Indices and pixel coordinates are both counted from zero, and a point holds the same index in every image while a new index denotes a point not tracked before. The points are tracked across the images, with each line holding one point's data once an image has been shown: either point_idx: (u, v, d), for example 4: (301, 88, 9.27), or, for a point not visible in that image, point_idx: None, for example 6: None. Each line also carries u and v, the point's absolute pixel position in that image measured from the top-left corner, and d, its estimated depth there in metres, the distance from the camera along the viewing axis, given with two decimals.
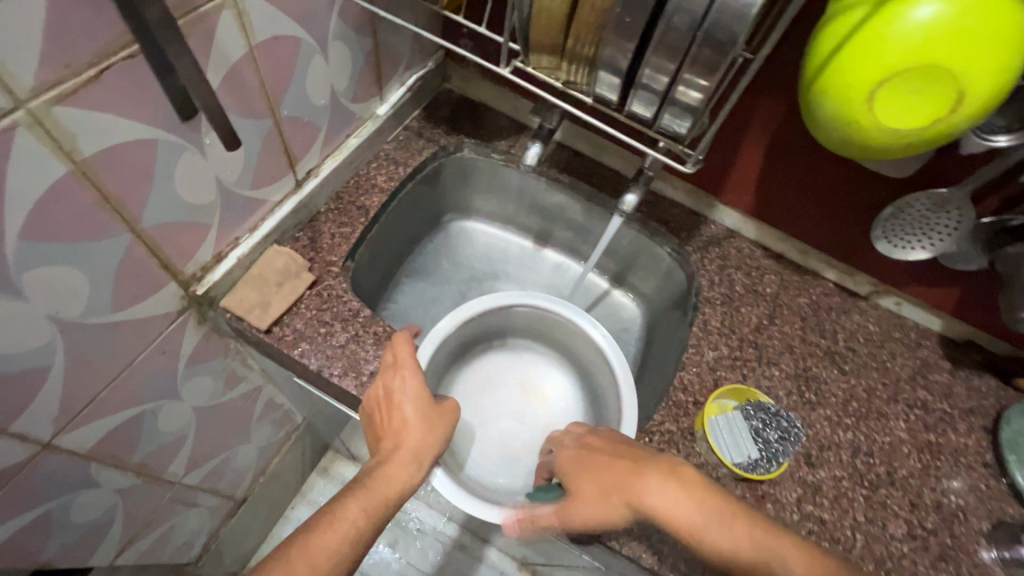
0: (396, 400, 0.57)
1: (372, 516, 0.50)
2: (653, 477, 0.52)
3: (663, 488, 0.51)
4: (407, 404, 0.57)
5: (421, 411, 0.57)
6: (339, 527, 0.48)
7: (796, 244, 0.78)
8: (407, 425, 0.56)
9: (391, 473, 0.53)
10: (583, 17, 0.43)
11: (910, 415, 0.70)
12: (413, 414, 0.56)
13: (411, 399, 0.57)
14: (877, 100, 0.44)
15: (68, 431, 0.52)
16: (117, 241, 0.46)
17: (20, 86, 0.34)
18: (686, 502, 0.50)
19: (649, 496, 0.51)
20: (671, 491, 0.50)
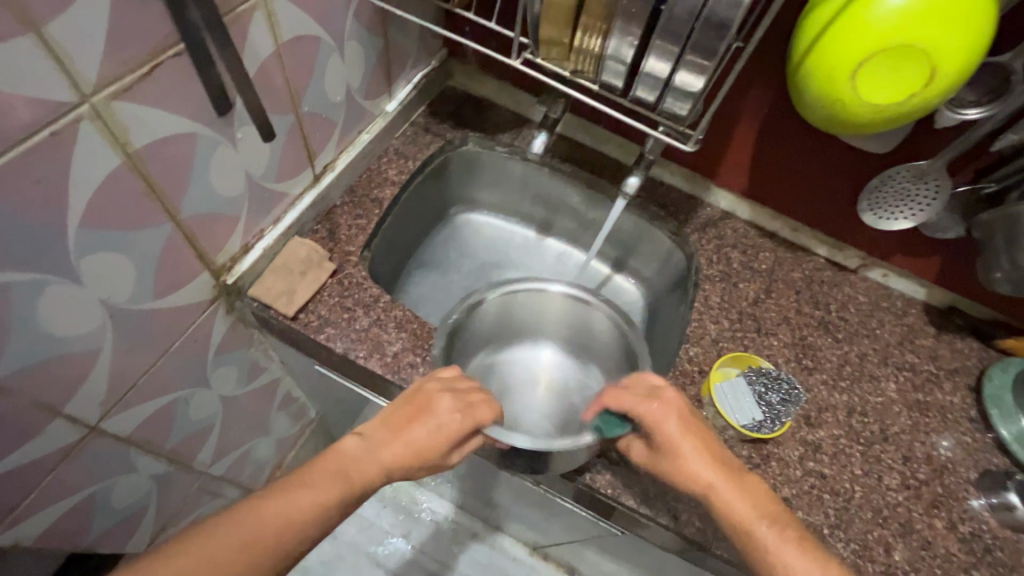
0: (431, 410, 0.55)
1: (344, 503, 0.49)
2: (730, 477, 0.53)
3: (738, 494, 0.52)
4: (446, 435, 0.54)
5: (451, 445, 0.55)
6: (302, 495, 0.47)
7: (788, 222, 0.83)
8: (428, 451, 0.53)
9: (372, 474, 0.51)
10: (591, 9, 0.47)
11: (900, 376, 0.75)
12: (444, 447, 0.54)
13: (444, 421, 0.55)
14: (859, 78, 0.48)
15: (111, 415, 0.54)
16: (160, 230, 0.49)
17: (86, 82, 0.37)
18: (752, 505, 0.52)
19: (722, 490, 0.52)
20: (745, 499, 0.52)
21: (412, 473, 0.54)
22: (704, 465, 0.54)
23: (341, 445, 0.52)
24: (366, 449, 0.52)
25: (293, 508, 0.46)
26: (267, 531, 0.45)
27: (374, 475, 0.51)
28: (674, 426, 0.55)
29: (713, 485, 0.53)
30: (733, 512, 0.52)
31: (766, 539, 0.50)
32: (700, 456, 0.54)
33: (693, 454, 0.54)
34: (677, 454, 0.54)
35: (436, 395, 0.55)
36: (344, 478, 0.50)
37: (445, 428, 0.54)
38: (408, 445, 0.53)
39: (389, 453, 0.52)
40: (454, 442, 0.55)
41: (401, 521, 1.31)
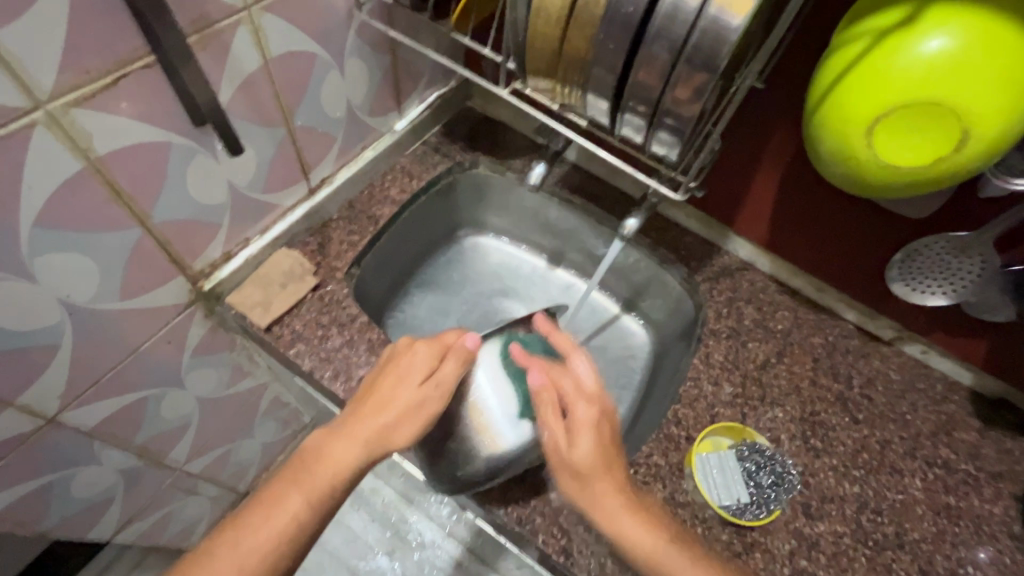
0: (399, 364, 0.54)
1: (316, 508, 0.49)
2: (634, 507, 0.50)
3: (640, 525, 0.49)
4: (412, 370, 0.53)
5: (420, 380, 0.53)
6: (269, 517, 0.48)
7: (813, 280, 0.75)
8: (396, 394, 0.53)
9: (341, 448, 0.50)
10: (573, 41, 0.43)
11: (928, 473, 0.65)
12: (414, 386, 0.53)
13: (405, 373, 0.53)
14: (876, 135, 0.42)
15: (72, 407, 0.55)
16: (128, 233, 0.50)
17: (40, 89, 0.38)
18: (654, 534, 0.49)
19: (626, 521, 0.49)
20: (652, 536, 0.49)
21: (393, 429, 0.52)
22: (614, 495, 0.50)
23: (307, 444, 0.52)
24: (328, 433, 0.52)
25: (261, 532, 0.47)
26: (234, 564, 0.46)
27: (336, 470, 0.50)
28: (590, 444, 0.51)
29: (612, 515, 0.50)
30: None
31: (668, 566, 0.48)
32: (609, 483, 0.50)
33: (601, 475, 0.51)
34: (598, 480, 0.50)
35: (407, 348, 0.55)
36: (309, 475, 0.50)
37: (403, 385, 0.53)
38: (378, 398, 0.53)
39: (355, 420, 0.52)
40: (423, 376, 0.53)
41: (387, 538, 1.28)
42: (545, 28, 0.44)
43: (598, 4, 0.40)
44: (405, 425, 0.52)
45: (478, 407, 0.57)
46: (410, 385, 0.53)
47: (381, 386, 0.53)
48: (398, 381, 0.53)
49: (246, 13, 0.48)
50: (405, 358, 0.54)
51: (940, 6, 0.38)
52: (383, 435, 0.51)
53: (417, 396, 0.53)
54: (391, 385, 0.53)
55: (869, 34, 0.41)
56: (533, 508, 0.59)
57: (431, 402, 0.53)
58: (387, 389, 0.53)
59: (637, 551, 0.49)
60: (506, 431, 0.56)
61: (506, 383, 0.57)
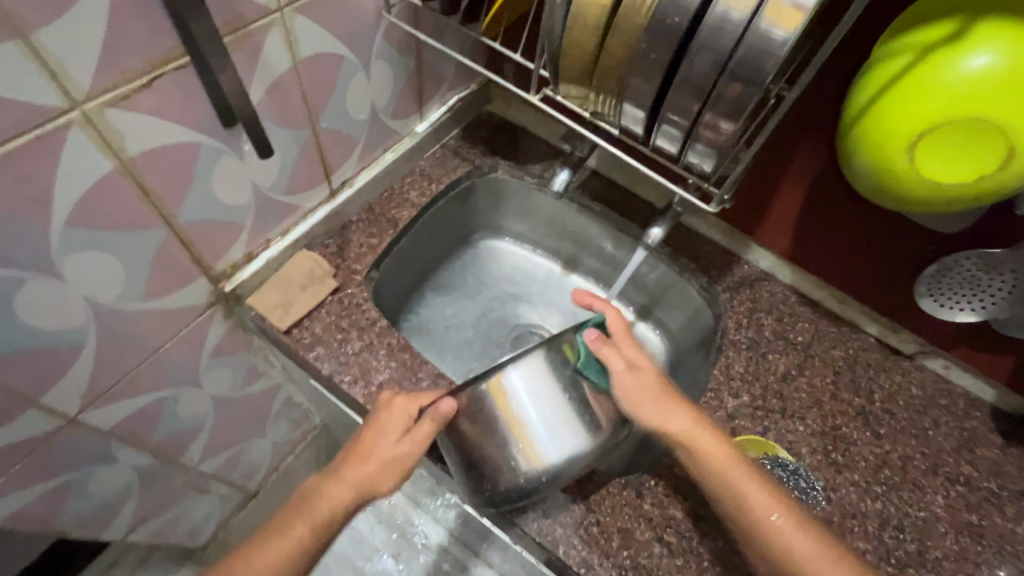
0: (381, 412, 0.54)
1: (316, 536, 0.52)
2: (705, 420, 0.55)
3: (709, 434, 0.53)
4: (390, 425, 0.53)
5: (399, 433, 0.53)
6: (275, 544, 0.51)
7: (836, 292, 0.74)
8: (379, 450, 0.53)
9: (331, 497, 0.52)
10: (611, 49, 0.43)
11: (950, 490, 0.64)
12: (391, 441, 0.53)
13: (387, 425, 0.53)
14: (917, 152, 0.41)
15: (92, 407, 0.55)
16: (155, 235, 0.50)
17: (76, 89, 0.37)
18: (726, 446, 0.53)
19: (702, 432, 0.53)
20: (720, 446, 0.53)
21: (376, 480, 0.53)
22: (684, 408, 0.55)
23: (308, 481, 0.55)
24: (322, 474, 0.54)
25: (268, 555, 0.51)
26: None
27: (331, 510, 0.52)
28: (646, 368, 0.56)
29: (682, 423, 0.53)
30: (747, 493, 0.50)
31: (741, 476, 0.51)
32: (678, 397, 0.55)
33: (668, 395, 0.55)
34: (665, 399, 0.54)
35: (390, 400, 0.55)
36: (307, 514, 0.52)
37: (384, 435, 0.53)
38: (360, 450, 0.53)
39: (342, 468, 0.53)
40: (402, 429, 0.53)
41: (393, 539, 1.27)
42: (583, 36, 0.43)
43: (640, 13, 0.40)
44: (386, 476, 0.53)
45: (517, 423, 0.51)
46: (392, 438, 0.53)
47: (364, 435, 0.54)
48: (380, 430, 0.53)
49: (279, 14, 0.48)
50: (385, 411, 0.54)
51: (988, 22, 0.38)
52: (369, 488, 0.53)
53: (394, 450, 0.53)
54: (376, 431, 0.53)
55: (912, 49, 0.41)
56: (553, 518, 0.58)
57: (409, 456, 0.53)
58: (370, 436, 0.53)
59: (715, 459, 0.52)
60: (548, 446, 0.52)
61: (545, 394, 0.52)
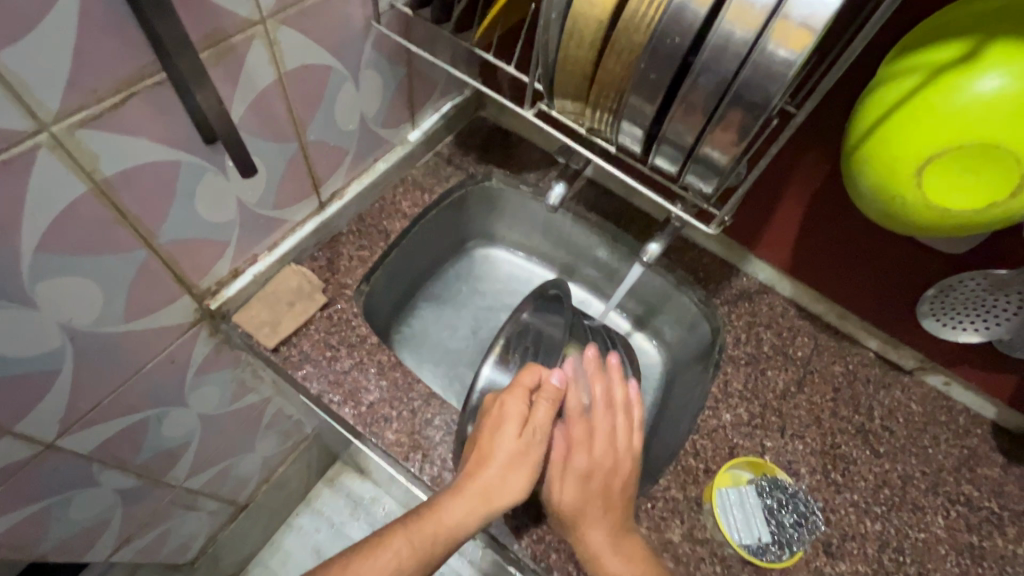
0: (498, 415, 0.54)
1: (421, 557, 0.50)
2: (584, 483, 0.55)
3: (576, 487, 0.55)
4: (507, 424, 0.53)
5: (520, 431, 0.53)
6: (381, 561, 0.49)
7: (836, 306, 0.73)
8: (508, 453, 0.53)
9: (458, 509, 0.51)
10: (609, 67, 0.41)
11: (951, 511, 0.63)
12: (513, 436, 0.53)
13: (511, 422, 0.53)
14: (927, 175, 0.40)
15: (71, 432, 0.53)
16: (134, 256, 0.48)
17: (44, 111, 0.35)
18: (592, 510, 0.54)
19: (558, 481, 0.56)
20: (604, 521, 0.54)
21: (506, 481, 0.52)
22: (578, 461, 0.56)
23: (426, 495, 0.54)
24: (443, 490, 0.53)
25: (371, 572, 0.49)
26: None
27: (453, 524, 0.50)
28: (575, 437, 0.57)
29: (563, 493, 0.55)
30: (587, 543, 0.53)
31: (592, 543, 0.53)
32: (593, 486, 0.55)
33: (589, 476, 0.55)
34: (579, 479, 0.55)
35: (504, 398, 0.54)
36: (420, 530, 0.50)
37: (510, 435, 0.53)
38: (485, 453, 0.53)
39: (465, 477, 0.52)
40: (522, 424, 0.54)
41: None
42: (579, 52, 0.41)
43: (639, 30, 0.38)
44: (513, 477, 0.53)
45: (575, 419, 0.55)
46: (518, 440, 0.53)
47: (481, 442, 0.53)
48: (504, 433, 0.53)
49: (262, 26, 0.46)
50: (500, 412, 0.54)
51: (1000, 45, 0.36)
52: (499, 498, 0.52)
53: (519, 445, 0.53)
54: (499, 436, 0.53)
55: (921, 70, 0.39)
56: (548, 543, 0.57)
57: (534, 448, 0.54)
58: (495, 441, 0.53)
59: (565, 515, 0.55)
60: None
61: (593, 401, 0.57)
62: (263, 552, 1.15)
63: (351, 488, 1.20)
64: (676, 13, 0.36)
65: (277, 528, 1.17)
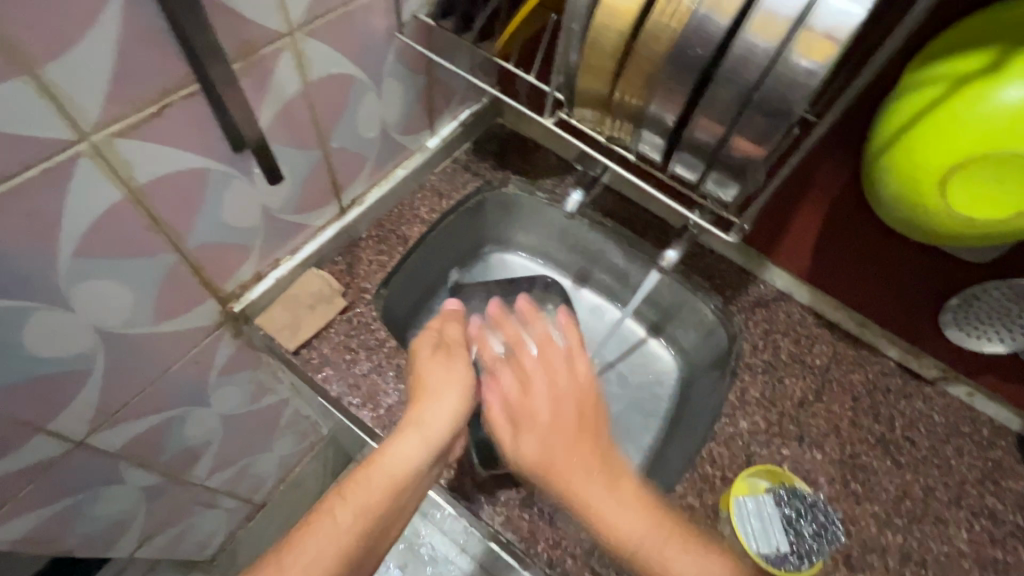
0: (419, 355, 0.61)
1: (362, 511, 0.49)
2: (606, 479, 0.49)
3: (581, 475, 0.49)
4: (427, 357, 0.60)
5: (443, 359, 0.60)
6: (321, 527, 0.47)
7: (854, 315, 0.72)
8: (434, 377, 0.58)
9: (403, 443, 0.53)
10: (629, 77, 0.41)
11: (974, 524, 0.62)
12: (431, 362, 0.59)
13: (429, 353, 0.60)
14: (951, 186, 0.40)
15: (100, 431, 0.55)
16: (164, 260, 0.49)
17: (85, 121, 0.37)
18: (613, 490, 0.48)
19: (573, 479, 0.49)
20: (602, 475, 0.49)
21: (440, 398, 0.57)
22: (582, 472, 0.49)
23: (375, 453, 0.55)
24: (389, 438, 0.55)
25: (305, 547, 0.46)
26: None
27: (393, 457, 0.52)
28: (539, 438, 0.52)
29: (580, 493, 0.48)
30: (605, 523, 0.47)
31: (613, 525, 0.47)
32: (585, 471, 0.49)
33: (571, 447, 0.51)
34: (567, 475, 0.49)
35: (420, 340, 0.62)
36: (361, 487, 0.50)
37: (432, 363, 0.59)
38: (417, 387, 0.58)
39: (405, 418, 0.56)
40: (437, 355, 0.60)
41: (400, 551, 1.26)
42: (599, 62, 0.42)
43: (660, 41, 0.38)
44: (444, 393, 0.57)
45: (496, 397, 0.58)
46: (438, 362, 0.59)
47: (411, 384, 0.59)
48: (424, 361, 0.60)
49: (290, 38, 0.47)
50: (421, 351, 0.61)
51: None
52: (438, 418, 0.56)
53: (442, 365, 0.59)
54: (420, 366, 0.59)
55: (945, 79, 0.39)
56: (564, 549, 0.57)
57: (459, 363, 0.60)
58: (418, 373, 0.59)
59: (605, 519, 0.47)
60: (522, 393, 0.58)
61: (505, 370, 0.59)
62: None
63: None
64: (698, 24, 0.36)
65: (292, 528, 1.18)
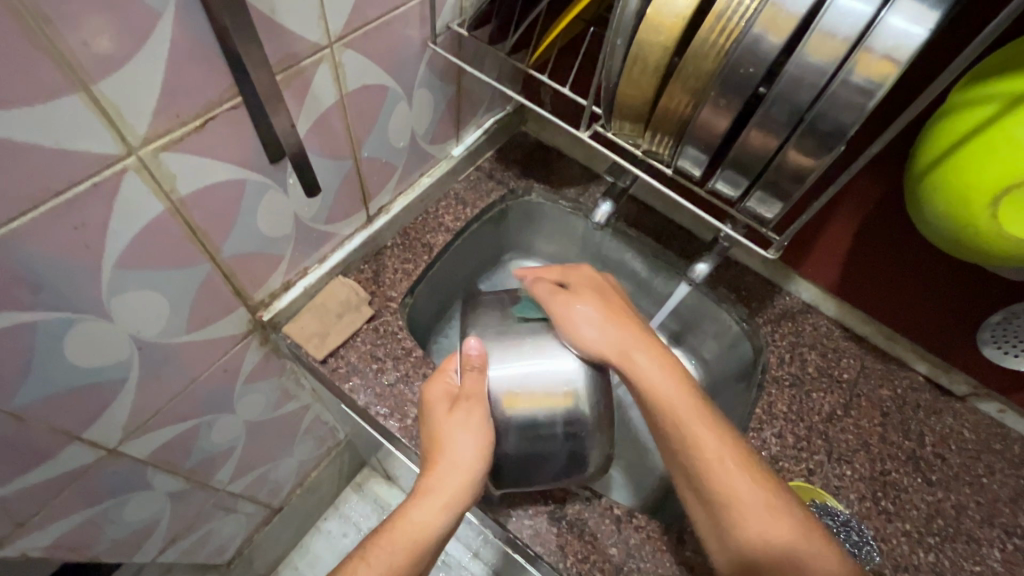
0: (433, 403, 0.55)
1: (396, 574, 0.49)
2: (662, 369, 0.55)
3: (645, 359, 0.56)
4: (441, 410, 0.54)
5: (455, 411, 0.54)
6: None
7: (884, 329, 0.71)
8: (454, 437, 0.53)
9: (425, 507, 0.51)
10: (674, 94, 0.41)
11: (1008, 544, 0.61)
12: (445, 416, 0.54)
13: (443, 402, 0.55)
14: (1003, 206, 0.39)
15: (131, 438, 0.55)
16: (200, 269, 0.49)
17: (133, 135, 0.37)
18: (669, 374, 0.55)
19: (640, 361, 0.55)
20: (666, 374, 0.55)
21: (459, 457, 0.52)
22: (637, 350, 0.56)
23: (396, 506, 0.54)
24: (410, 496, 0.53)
25: None
26: None
27: (415, 522, 0.51)
28: (601, 328, 0.57)
29: (641, 371, 0.55)
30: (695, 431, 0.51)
31: (684, 415, 0.52)
32: (642, 351, 0.56)
33: (630, 346, 0.57)
34: (632, 354, 0.56)
35: (434, 386, 0.56)
36: (387, 549, 0.50)
37: (449, 415, 0.54)
38: (434, 444, 0.54)
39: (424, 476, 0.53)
40: (453, 405, 0.54)
41: None
42: (644, 77, 0.41)
43: (709, 58, 0.38)
44: (465, 453, 0.52)
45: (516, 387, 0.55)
46: (452, 413, 0.54)
47: (430, 436, 0.54)
48: (440, 414, 0.54)
49: (329, 50, 0.47)
50: (436, 400, 0.55)
51: None
52: (460, 484, 0.52)
53: (457, 421, 0.53)
54: (438, 419, 0.54)
55: (1000, 97, 0.38)
56: (592, 564, 0.57)
57: (473, 417, 0.54)
58: (435, 427, 0.54)
59: (659, 392, 0.54)
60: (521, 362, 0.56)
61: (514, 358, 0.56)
62: (293, 554, 1.17)
63: (379, 495, 1.21)
64: (752, 43, 0.35)
65: (306, 531, 1.18)
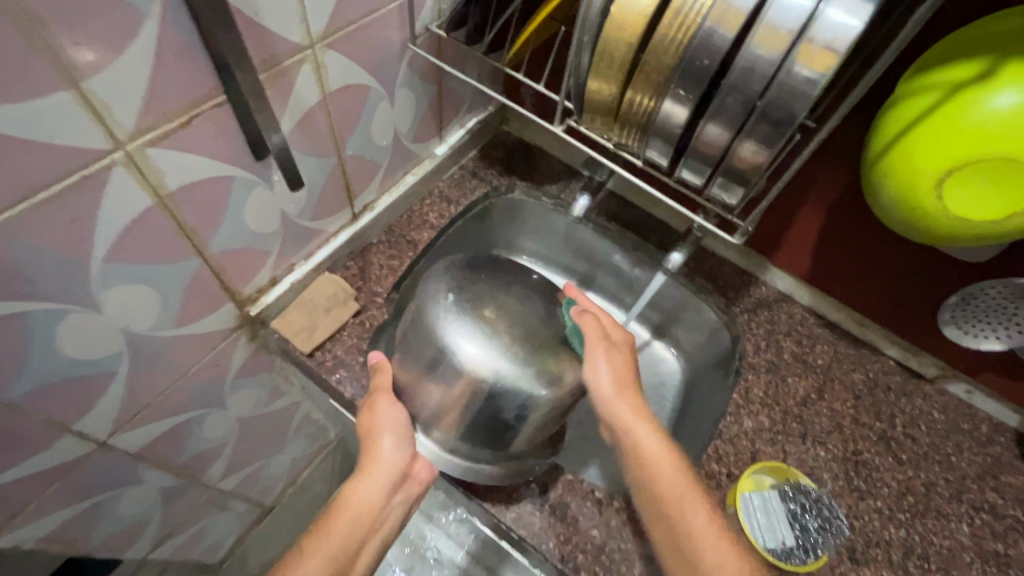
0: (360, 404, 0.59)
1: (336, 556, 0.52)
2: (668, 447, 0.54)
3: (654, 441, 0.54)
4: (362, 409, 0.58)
5: (370, 409, 0.57)
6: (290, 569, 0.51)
7: (855, 315, 0.74)
8: (372, 420, 0.56)
9: (355, 492, 0.54)
10: (638, 87, 0.43)
11: (975, 519, 0.63)
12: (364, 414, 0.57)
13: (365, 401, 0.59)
14: (945, 188, 0.42)
15: (122, 432, 0.56)
16: (188, 264, 0.51)
17: (121, 131, 0.39)
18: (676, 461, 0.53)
19: (651, 448, 0.54)
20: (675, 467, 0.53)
21: (377, 446, 0.55)
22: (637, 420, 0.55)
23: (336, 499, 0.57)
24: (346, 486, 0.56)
25: None
26: None
27: (345, 508, 0.54)
28: (621, 371, 0.57)
29: (652, 456, 0.53)
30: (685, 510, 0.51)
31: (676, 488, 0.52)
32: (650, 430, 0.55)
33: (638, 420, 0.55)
34: (659, 463, 0.53)
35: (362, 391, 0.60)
36: (324, 537, 0.53)
37: (365, 412, 0.57)
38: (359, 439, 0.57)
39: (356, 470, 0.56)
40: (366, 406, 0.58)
41: (406, 555, 1.23)
42: (610, 72, 0.43)
43: (668, 53, 0.40)
44: (382, 441, 0.55)
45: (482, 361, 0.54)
46: (367, 409, 0.57)
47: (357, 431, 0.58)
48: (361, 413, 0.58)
49: (311, 50, 0.49)
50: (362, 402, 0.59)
51: (1014, 64, 0.38)
52: (381, 466, 0.54)
53: (370, 418, 0.56)
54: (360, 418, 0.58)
55: (939, 88, 0.41)
56: (574, 544, 0.59)
57: (385, 411, 0.56)
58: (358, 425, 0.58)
59: (665, 480, 0.52)
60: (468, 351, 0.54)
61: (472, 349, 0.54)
62: (285, 555, 1.18)
63: None
64: (706, 37, 0.38)
65: (298, 532, 1.19)
